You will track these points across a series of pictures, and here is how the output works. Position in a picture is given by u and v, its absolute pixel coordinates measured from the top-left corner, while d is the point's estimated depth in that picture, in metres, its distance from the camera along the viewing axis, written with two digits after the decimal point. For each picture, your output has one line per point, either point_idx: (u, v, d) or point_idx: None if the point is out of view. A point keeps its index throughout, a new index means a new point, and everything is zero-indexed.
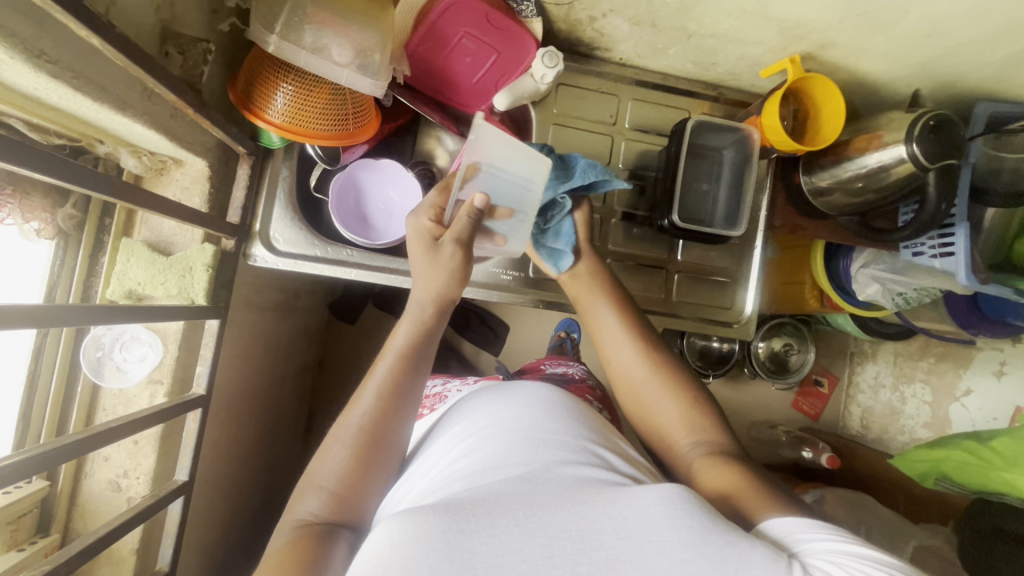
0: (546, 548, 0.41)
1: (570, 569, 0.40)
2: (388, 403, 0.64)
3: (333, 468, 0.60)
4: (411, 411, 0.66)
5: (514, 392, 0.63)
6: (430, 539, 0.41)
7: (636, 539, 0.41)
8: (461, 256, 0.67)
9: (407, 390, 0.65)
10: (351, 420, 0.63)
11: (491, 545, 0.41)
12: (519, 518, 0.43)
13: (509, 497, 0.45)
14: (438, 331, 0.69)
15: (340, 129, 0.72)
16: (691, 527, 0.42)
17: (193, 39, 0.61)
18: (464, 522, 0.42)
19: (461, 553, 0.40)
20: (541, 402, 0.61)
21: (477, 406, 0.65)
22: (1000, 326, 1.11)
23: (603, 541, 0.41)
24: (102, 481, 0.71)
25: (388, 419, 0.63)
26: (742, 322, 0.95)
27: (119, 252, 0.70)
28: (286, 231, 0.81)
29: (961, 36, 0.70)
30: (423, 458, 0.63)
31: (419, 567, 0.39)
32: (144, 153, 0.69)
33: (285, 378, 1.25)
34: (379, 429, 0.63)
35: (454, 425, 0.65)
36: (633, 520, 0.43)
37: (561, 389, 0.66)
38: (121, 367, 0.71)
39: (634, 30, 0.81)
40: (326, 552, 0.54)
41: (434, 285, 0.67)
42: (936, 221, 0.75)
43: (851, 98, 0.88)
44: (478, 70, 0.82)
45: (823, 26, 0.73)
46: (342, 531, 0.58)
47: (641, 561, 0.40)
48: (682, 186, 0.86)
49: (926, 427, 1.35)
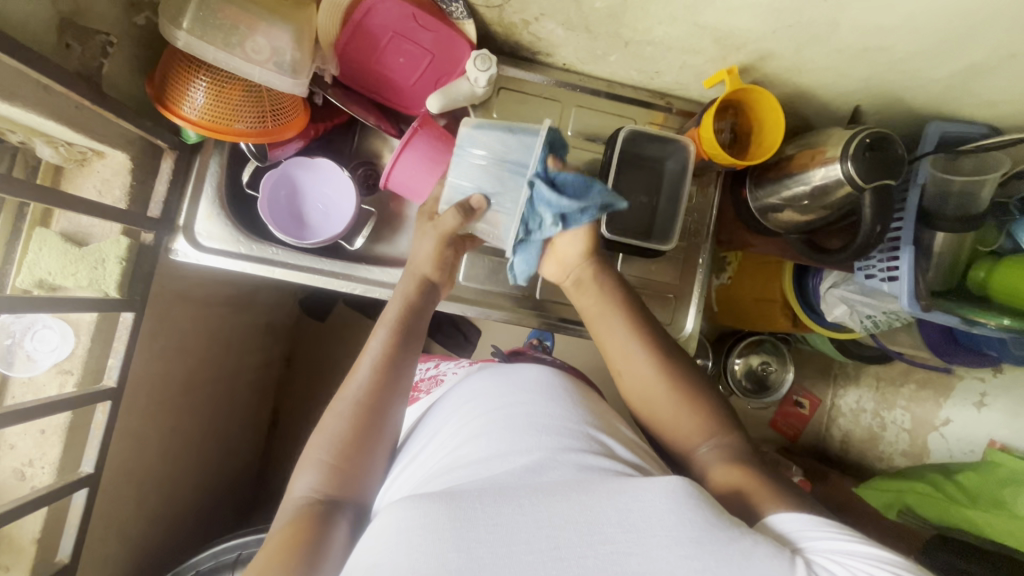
0: (552, 539, 0.43)
1: (576, 561, 0.42)
2: (385, 374, 0.67)
3: (331, 439, 0.62)
4: (405, 387, 0.68)
5: (520, 387, 0.66)
6: (437, 529, 0.43)
7: (642, 533, 0.43)
8: (438, 235, 0.76)
9: (399, 364, 0.68)
10: (346, 399, 0.65)
11: (497, 534, 0.43)
12: (526, 507, 0.45)
13: (515, 489, 0.47)
14: (424, 313, 0.74)
15: (259, 125, 0.73)
16: (695, 523, 0.44)
17: (94, 31, 0.64)
18: (468, 513, 0.44)
19: (469, 543, 0.43)
20: (547, 399, 0.63)
21: (480, 396, 0.67)
22: (976, 355, 1.05)
23: (610, 534, 0.43)
24: (7, 469, 0.72)
25: (382, 394, 0.66)
26: (683, 338, 0.93)
27: (33, 241, 0.70)
28: (210, 227, 0.81)
29: (898, 50, 0.67)
30: (427, 446, 0.65)
31: (428, 557, 0.42)
32: (61, 144, 0.68)
33: (242, 374, 1.20)
34: (375, 403, 0.65)
35: (457, 414, 0.67)
36: (640, 514, 0.44)
37: (561, 375, 0.70)
38: (31, 355, 0.71)
39: (570, 35, 0.79)
40: (329, 527, 0.56)
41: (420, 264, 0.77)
42: (871, 244, 0.72)
43: (803, 110, 0.84)
44: (413, 71, 0.81)
45: (756, 37, 0.70)
46: (344, 510, 0.59)
47: (644, 554, 0.42)
48: (617, 197, 0.84)
49: (904, 456, 1.27)
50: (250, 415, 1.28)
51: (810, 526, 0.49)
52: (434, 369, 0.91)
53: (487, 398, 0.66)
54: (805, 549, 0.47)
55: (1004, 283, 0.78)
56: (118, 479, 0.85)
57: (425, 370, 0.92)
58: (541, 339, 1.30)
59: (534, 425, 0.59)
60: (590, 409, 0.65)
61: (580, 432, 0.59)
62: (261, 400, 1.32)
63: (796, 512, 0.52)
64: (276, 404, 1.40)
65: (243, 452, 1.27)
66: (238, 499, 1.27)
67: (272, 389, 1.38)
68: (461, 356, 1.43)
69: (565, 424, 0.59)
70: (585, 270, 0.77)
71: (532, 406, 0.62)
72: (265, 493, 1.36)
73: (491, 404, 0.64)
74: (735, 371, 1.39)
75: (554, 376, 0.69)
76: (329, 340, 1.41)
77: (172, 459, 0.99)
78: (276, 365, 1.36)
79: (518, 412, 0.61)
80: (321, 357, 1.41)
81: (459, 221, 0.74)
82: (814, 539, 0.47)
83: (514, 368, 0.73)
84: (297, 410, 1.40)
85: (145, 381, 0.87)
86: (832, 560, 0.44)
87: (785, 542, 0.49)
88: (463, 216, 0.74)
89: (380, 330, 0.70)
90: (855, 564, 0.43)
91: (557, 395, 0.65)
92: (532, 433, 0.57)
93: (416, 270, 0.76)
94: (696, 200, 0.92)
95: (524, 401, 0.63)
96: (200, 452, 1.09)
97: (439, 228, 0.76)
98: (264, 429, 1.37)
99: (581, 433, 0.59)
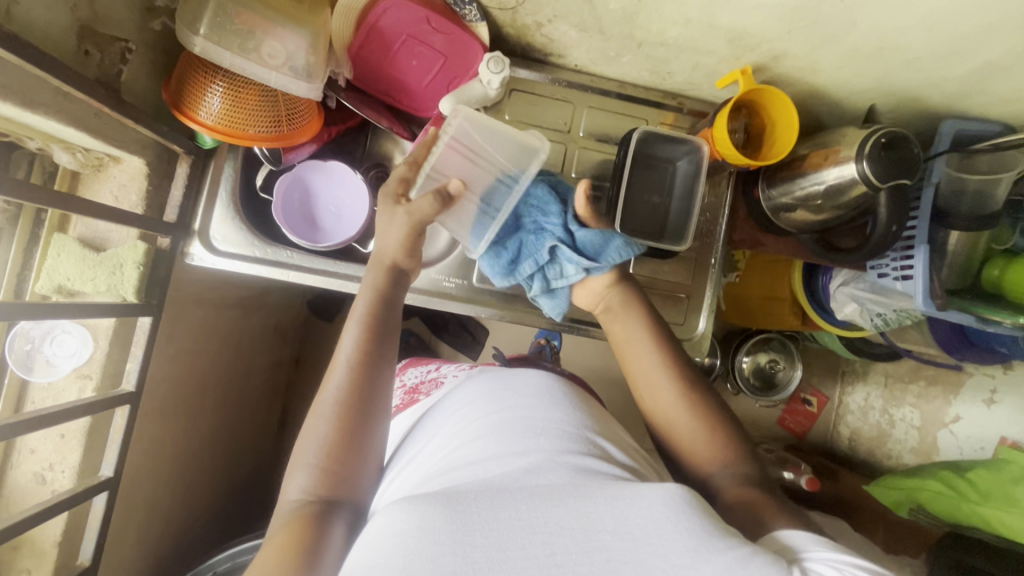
0: (547, 546, 0.44)
1: (571, 568, 0.42)
2: (361, 373, 0.66)
3: (319, 443, 0.62)
4: (387, 377, 0.68)
5: (515, 391, 0.66)
6: (432, 532, 0.43)
7: (638, 541, 0.44)
8: (406, 219, 0.71)
9: (376, 356, 0.68)
10: (326, 398, 0.65)
11: (492, 539, 0.44)
12: (521, 512, 0.45)
13: (511, 492, 0.48)
14: (395, 302, 0.73)
15: (275, 131, 0.73)
16: (691, 532, 0.44)
17: (111, 38, 0.64)
18: (464, 516, 0.45)
19: (464, 547, 0.43)
20: (544, 402, 0.64)
21: (476, 400, 0.68)
22: (987, 353, 1.04)
23: (605, 542, 0.44)
24: (27, 474, 0.72)
25: (365, 389, 0.65)
26: (695, 338, 0.93)
27: (51, 247, 0.70)
28: (225, 231, 0.81)
29: (915, 49, 0.67)
30: (425, 449, 0.66)
31: (423, 559, 0.42)
32: (78, 150, 0.69)
33: (253, 375, 1.21)
34: (356, 400, 0.64)
35: (455, 416, 0.67)
36: (636, 523, 0.45)
37: (557, 377, 0.71)
38: (51, 361, 0.72)
39: (583, 36, 0.79)
40: (326, 531, 0.56)
41: (388, 246, 0.73)
42: (886, 243, 0.72)
43: (816, 109, 0.84)
44: (426, 74, 0.81)
45: (770, 37, 0.70)
46: (339, 510, 0.60)
47: (640, 562, 0.43)
48: (630, 199, 0.84)
49: (914, 453, 1.25)
50: (261, 416, 1.29)
51: (813, 541, 0.49)
52: (433, 372, 0.91)
53: (484, 400, 0.66)
54: (804, 558, 0.48)
55: (1016, 281, 0.78)
56: (135, 481, 0.86)
57: (425, 373, 0.92)
58: (550, 340, 1.30)
59: (530, 428, 0.59)
60: (587, 411, 0.66)
61: (578, 435, 0.59)
62: (271, 402, 1.33)
63: (802, 529, 0.52)
64: (286, 405, 1.40)
65: (254, 454, 1.28)
66: (250, 500, 1.27)
67: (281, 390, 1.38)
68: (469, 356, 1.43)
69: (563, 426, 0.60)
70: (614, 296, 0.79)
71: (529, 410, 0.62)
72: (276, 494, 1.36)
73: (489, 406, 0.64)
74: (742, 370, 1.40)
75: (549, 380, 0.69)
76: (338, 340, 1.41)
77: (186, 461, 1.00)
78: (284, 365, 1.36)
79: (515, 415, 0.61)
80: (330, 357, 1.41)
81: (436, 208, 0.71)
82: (814, 551, 0.48)
83: (511, 371, 0.73)
84: (307, 410, 1.40)
85: (161, 384, 0.87)
86: (833, 568, 0.45)
87: (786, 555, 0.49)
88: (440, 202, 0.70)
89: (353, 324, 0.70)
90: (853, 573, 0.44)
91: (552, 399, 0.65)
92: (530, 436, 0.58)
93: (387, 259, 0.73)
94: (707, 200, 0.92)
95: (519, 405, 0.63)
96: (213, 453, 1.09)
97: (413, 213, 0.71)
98: (274, 429, 1.37)
99: (579, 435, 0.59)
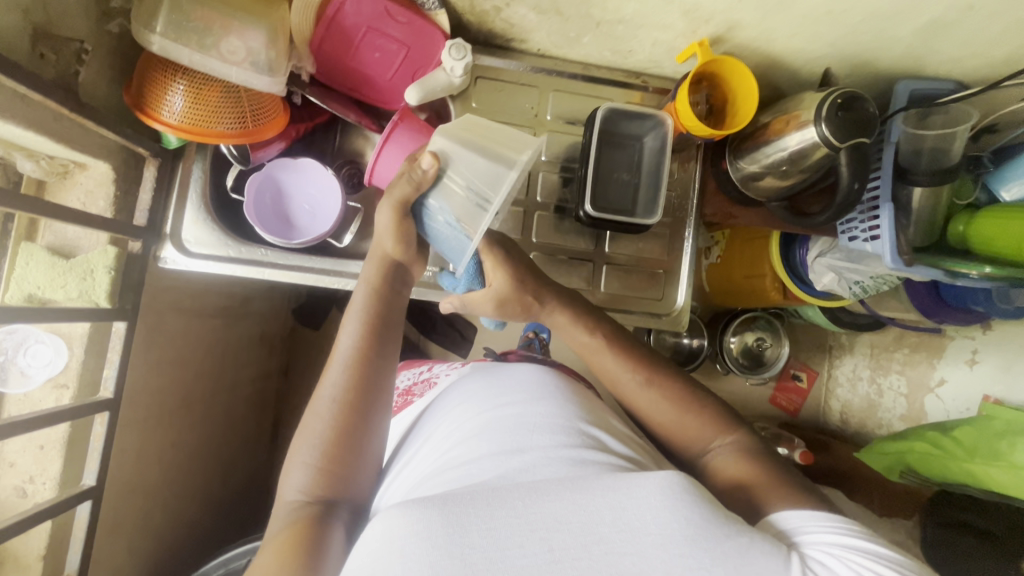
0: (546, 542, 0.44)
1: (569, 562, 0.43)
2: (358, 372, 0.63)
3: (314, 442, 0.61)
4: (382, 381, 0.65)
5: (506, 390, 0.66)
6: (431, 536, 0.43)
7: (636, 532, 0.44)
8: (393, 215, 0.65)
9: (374, 358, 0.65)
10: (324, 398, 0.63)
11: (491, 539, 0.44)
12: (518, 509, 0.45)
13: (507, 488, 0.47)
14: (395, 300, 0.69)
15: (242, 125, 0.73)
16: (689, 519, 0.44)
17: (66, 40, 0.65)
18: (461, 517, 0.44)
19: (463, 549, 0.43)
20: (538, 399, 0.63)
21: (470, 398, 0.68)
22: (962, 313, 1.04)
23: (604, 534, 0.44)
24: (10, 486, 0.72)
25: (361, 388, 0.63)
26: (674, 313, 0.94)
27: (20, 256, 0.70)
28: (197, 232, 0.81)
29: (862, 11, 0.68)
30: (419, 450, 0.66)
31: (423, 564, 0.42)
32: (41, 157, 0.69)
33: (238, 386, 1.19)
34: (351, 402, 0.62)
35: (450, 417, 0.67)
36: (634, 512, 0.45)
37: (551, 369, 0.72)
38: (25, 371, 0.70)
39: (541, 19, 0.80)
40: (326, 532, 0.56)
41: (383, 244, 0.68)
42: (852, 202, 0.73)
43: (775, 77, 0.86)
44: (389, 67, 0.81)
45: (723, 8, 0.72)
46: (339, 509, 0.59)
47: (639, 554, 0.43)
48: (600, 177, 0.86)
49: (903, 420, 1.26)
50: (250, 428, 1.27)
51: (810, 520, 0.50)
52: (426, 373, 0.90)
53: (478, 398, 0.66)
54: (801, 542, 0.49)
55: (978, 233, 0.79)
56: (120, 493, 0.84)
57: (418, 374, 0.91)
58: (537, 332, 1.31)
59: (523, 424, 0.59)
60: (582, 403, 0.66)
61: (571, 427, 0.59)
62: (258, 411, 1.31)
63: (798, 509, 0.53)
64: (276, 416, 1.38)
65: (244, 464, 1.26)
66: (244, 511, 1.26)
67: (270, 400, 1.36)
68: (459, 354, 1.42)
69: (555, 420, 0.60)
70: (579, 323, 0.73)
71: (522, 410, 0.61)
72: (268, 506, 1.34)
73: (485, 404, 0.65)
74: (731, 351, 1.38)
75: (543, 374, 0.70)
76: (325, 347, 1.40)
77: (173, 472, 0.98)
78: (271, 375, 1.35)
79: (509, 411, 0.61)
80: (319, 365, 1.40)
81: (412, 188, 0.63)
82: (809, 536, 0.49)
83: (503, 368, 0.73)
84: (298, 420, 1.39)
85: (143, 394, 0.87)
86: (828, 554, 0.46)
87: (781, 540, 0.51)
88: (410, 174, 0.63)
89: (350, 325, 0.66)
90: (849, 557, 0.46)
91: (545, 394, 0.65)
92: (527, 431, 0.58)
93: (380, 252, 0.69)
94: (678, 175, 0.93)
95: (512, 404, 0.63)
96: (200, 464, 1.07)
97: (393, 197, 0.64)
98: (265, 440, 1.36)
99: (572, 427, 0.59)
